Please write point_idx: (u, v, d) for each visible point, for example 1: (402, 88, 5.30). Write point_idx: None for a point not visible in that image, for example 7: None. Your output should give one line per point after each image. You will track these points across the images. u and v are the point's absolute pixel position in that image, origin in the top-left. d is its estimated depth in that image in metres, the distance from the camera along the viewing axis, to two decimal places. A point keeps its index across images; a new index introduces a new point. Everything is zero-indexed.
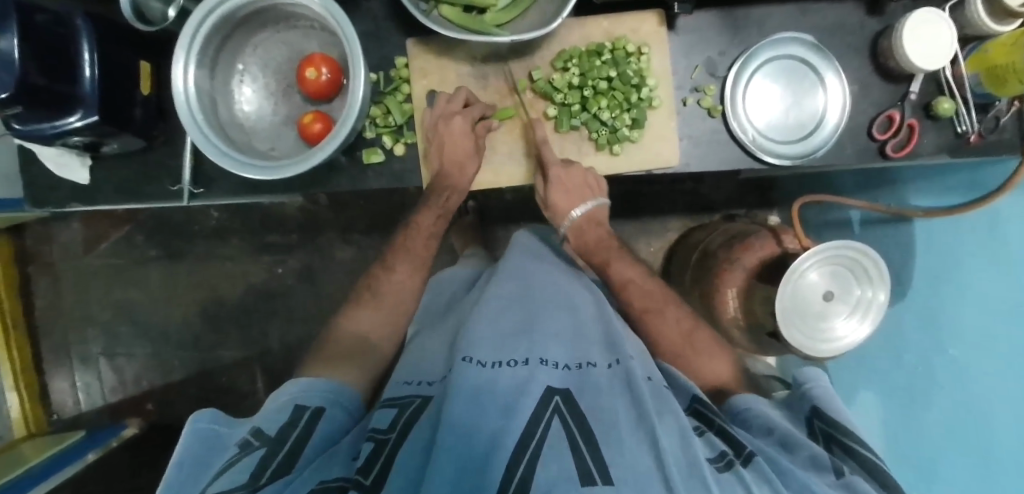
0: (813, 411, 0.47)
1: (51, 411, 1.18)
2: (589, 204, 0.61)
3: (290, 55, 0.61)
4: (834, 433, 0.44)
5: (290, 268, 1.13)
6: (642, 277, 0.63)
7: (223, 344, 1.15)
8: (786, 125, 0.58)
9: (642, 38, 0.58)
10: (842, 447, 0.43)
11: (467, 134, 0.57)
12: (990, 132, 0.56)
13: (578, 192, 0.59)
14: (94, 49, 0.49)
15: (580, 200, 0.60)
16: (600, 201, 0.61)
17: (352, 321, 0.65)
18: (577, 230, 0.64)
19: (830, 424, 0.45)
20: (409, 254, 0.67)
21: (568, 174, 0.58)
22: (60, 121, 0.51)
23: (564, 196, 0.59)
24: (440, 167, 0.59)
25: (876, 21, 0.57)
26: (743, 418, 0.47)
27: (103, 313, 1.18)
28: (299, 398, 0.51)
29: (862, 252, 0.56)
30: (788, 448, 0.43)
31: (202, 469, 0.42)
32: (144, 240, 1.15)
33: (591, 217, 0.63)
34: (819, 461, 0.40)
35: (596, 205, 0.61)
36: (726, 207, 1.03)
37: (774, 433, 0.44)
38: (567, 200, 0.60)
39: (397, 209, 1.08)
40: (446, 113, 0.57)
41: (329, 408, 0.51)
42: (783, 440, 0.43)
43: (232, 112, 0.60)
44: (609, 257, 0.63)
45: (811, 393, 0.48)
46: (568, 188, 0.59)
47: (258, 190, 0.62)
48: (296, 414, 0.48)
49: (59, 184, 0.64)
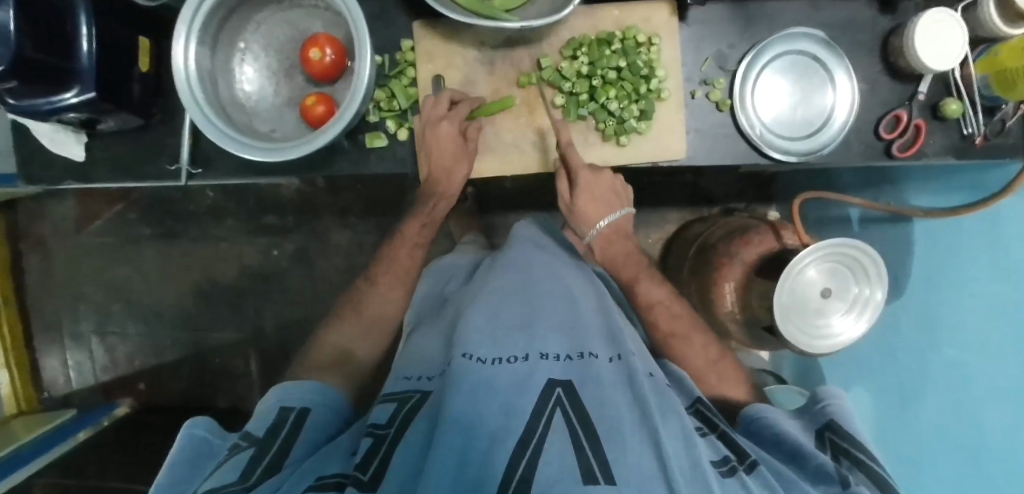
0: (826, 425, 0.48)
1: (42, 389, 1.18)
2: (616, 214, 0.62)
3: (293, 34, 0.60)
4: (844, 445, 0.45)
5: (286, 251, 1.12)
6: (653, 285, 0.63)
7: (218, 325, 1.15)
8: (793, 120, 0.58)
9: (653, 28, 0.57)
10: (851, 459, 0.43)
11: (454, 139, 0.57)
12: (994, 135, 0.56)
13: (605, 198, 0.60)
14: (92, 23, 0.48)
15: (607, 208, 0.61)
16: (626, 211, 0.63)
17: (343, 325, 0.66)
18: (602, 243, 0.64)
19: (840, 436, 0.46)
20: (392, 265, 0.68)
21: (597, 181, 0.58)
22: (57, 96, 0.50)
23: (590, 201, 0.60)
24: (428, 174, 0.59)
25: (887, 19, 0.57)
26: (754, 426, 0.49)
27: (95, 291, 1.16)
28: (284, 401, 0.51)
29: (862, 251, 0.57)
30: (797, 459, 0.44)
31: (196, 474, 0.42)
32: (138, 219, 1.14)
33: (617, 228, 0.64)
34: (825, 470, 0.41)
35: (623, 214, 0.63)
36: (725, 201, 1.03)
37: (781, 444, 0.45)
38: (595, 210, 0.61)
39: (396, 192, 1.07)
40: (432, 118, 0.56)
41: (315, 408, 0.51)
42: (790, 450, 0.44)
43: (232, 91, 0.58)
44: (637, 273, 0.63)
45: (827, 407, 0.49)
46: (595, 193, 0.59)
47: (257, 171, 0.61)
48: (282, 415, 0.48)
49: (54, 161, 0.63)
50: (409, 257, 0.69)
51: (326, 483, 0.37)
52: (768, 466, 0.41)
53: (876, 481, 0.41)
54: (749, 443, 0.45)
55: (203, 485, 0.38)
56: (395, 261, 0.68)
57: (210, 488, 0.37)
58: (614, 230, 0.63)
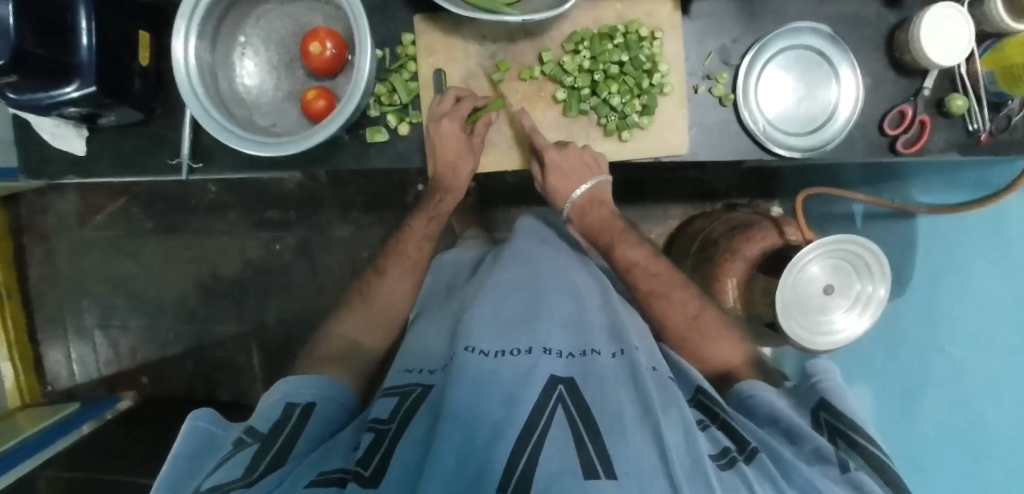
0: (822, 405, 0.47)
1: (46, 382, 1.19)
2: (589, 184, 0.60)
3: (294, 28, 0.60)
4: (838, 426, 0.44)
5: (288, 244, 1.12)
6: (654, 265, 0.61)
7: (220, 319, 1.15)
8: (797, 116, 0.57)
9: (656, 22, 0.57)
10: (848, 440, 0.42)
11: (459, 136, 0.57)
12: (1002, 131, 0.55)
13: (576, 173, 0.59)
14: (92, 16, 0.48)
15: (579, 181, 0.60)
16: (600, 180, 0.60)
17: (346, 322, 0.66)
18: (580, 212, 0.64)
19: (835, 416, 0.45)
20: (399, 259, 0.68)
21: (564, 158, 0.58)
22: (58, 91, 0.50)
23: (563, 180, 0.59)
24: (434, 170, 0.60)
25: (893, 14, 0.56)
26: (746, 404, 0.48)
27: (97, 285, 1.17)
28: (290, 396, 0.50)
29: (863, 246, 0.56)
30: (793, 439, 0.43)
31: (200, 466, 0.42)
32: (140, 213, 1.14)
33: (594, 197, 0.63)
34: (821, 453, 0.40)
35: (596, 184, 0.60)
36: (728, 197, 1.03)
37: (775, 422, 0.45)
38: (565, 185, 0.60)
39: (397, 186, 1.06)
40: (437, 114, 0.57)
41: (320, 404, 0.51)
42: (787, 432, 0.43)
43: (232, 86, 0.58)
44: (613, 239, 0.62)
45: (820, 386, 0.49)
46: (566, 171, 0.59)
47: (259, 166, 0.61)
48: (287, 411, 0.48)
49: (56, 156, 0.63)
50: (415, 249, 0.69)
51: (328, 479, 0.37)
52: (767, 451, 0.40)
53: (874, 464, 0.40)
54: (749, 425, 0.44)
55: (206, 482, 0.38)
56: (401, 258, 0.68)
57: (215, 483, 0.37)
58: (591, 200, 0.62)
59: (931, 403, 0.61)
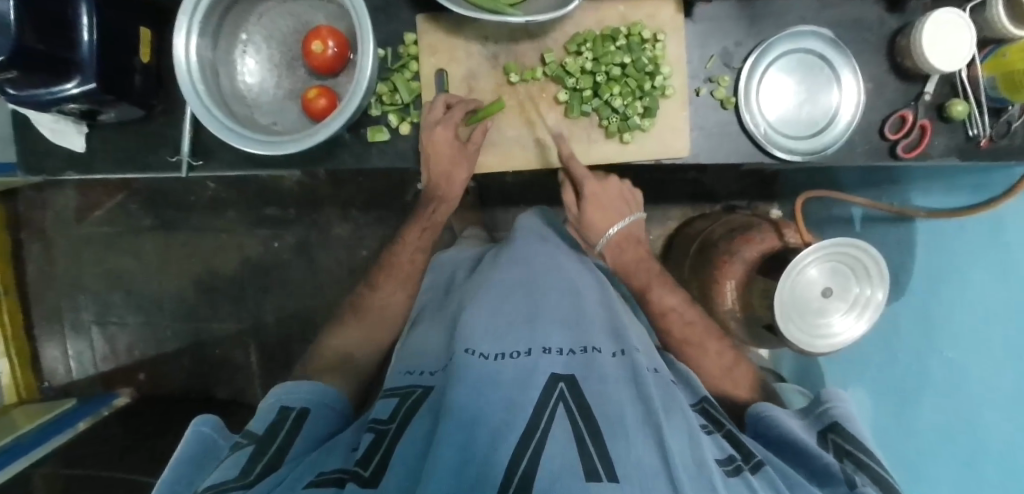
0: (830, 427, 0.47)
1: (43, 378, 1.18)
2: (626, 220, 0.64)
3: (295, 26, 0.60)
4: (848, 449, 0.44)
5: (287, 242, 1.12)
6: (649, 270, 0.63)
7: (218, 316, 1.15)
8: (797, 119, 0.58)
9: (659, 25, 0.57)
10: (856, 460, 0.43)
11: (451, 144, 0.57)
12: (1001, 136, 0.55)
13: (614, 207, 0.63)
14: (93, 12, 0.48)
15: (617, 217, 0.63)
16: (637, 217, 0.64)
17: (339, 339, 0.66)
18: (615, 249, 0.64)
19: (845, 437, 0.45)
20: (392, 275, 0.68)
21: (604, 190, 0.62)
22: (58, 87, 0.49)
23: (600, 213, 0.63)
24: (428, 179, 0.60)
25: (895, 18, 0.56)
26: (760, 423, 0.50)
27: (95, 281, 1.17)
28: (284, 400, 0.51)
29: (863, 250, 0.57)
30: (803, 454, 0.44)
31: (196, 471, 0.42)
32: (138, 210, 1.13)
33: (629, 234, 0.65)
34: (830, 471, 0.41)
35: (633, 220, 0.64)
36: (728, 199, 1.03)
37: (785, 443, 0.46)
38: (602, 218, 0.63)
39: (397, 185, 1.06)
40: (428, 123, 0.56)
41: (316, 409, 0.51)
42: (798, 450, 0.44)
43: (233, 83, 0.58)
44: (650, 281, 0.63)
45: (831, 411, 0.48)
46: (604, 204, 0.62)
47: (259, 165, 0.61)
48: (283, 414, 0.48)
49: (55, 152, 0.62)
50: (409, 262, 0.68)
51: (326, 479, 0.37)
52: (774, 467, 0.41)
53: (880, 481, 0.40)
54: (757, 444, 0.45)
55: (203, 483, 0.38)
56: (394, 273, 0.68)
57: (211, 484, 0.37)
58: (626, 236, 0.64)
59: (928, 408, 0.62)
